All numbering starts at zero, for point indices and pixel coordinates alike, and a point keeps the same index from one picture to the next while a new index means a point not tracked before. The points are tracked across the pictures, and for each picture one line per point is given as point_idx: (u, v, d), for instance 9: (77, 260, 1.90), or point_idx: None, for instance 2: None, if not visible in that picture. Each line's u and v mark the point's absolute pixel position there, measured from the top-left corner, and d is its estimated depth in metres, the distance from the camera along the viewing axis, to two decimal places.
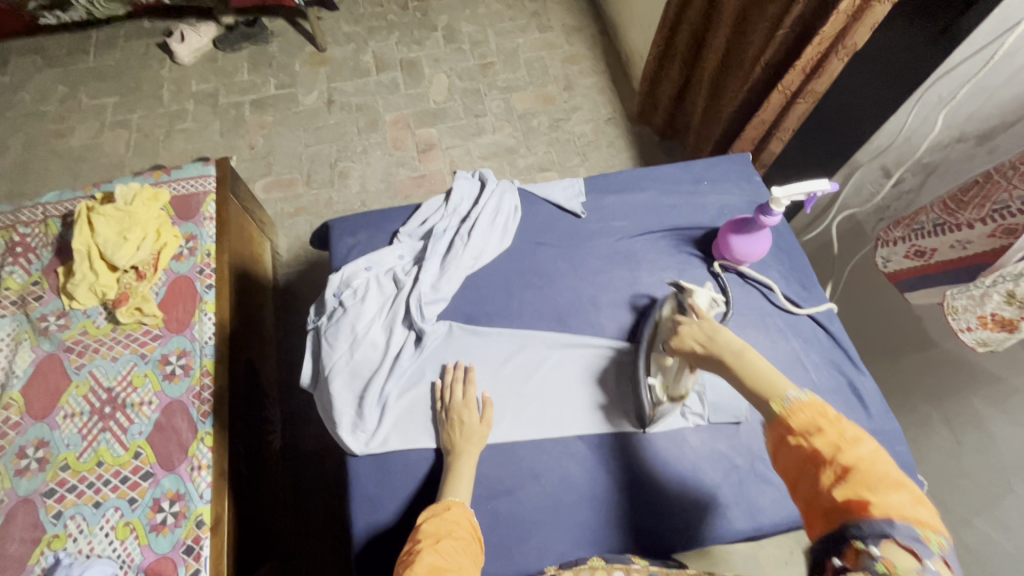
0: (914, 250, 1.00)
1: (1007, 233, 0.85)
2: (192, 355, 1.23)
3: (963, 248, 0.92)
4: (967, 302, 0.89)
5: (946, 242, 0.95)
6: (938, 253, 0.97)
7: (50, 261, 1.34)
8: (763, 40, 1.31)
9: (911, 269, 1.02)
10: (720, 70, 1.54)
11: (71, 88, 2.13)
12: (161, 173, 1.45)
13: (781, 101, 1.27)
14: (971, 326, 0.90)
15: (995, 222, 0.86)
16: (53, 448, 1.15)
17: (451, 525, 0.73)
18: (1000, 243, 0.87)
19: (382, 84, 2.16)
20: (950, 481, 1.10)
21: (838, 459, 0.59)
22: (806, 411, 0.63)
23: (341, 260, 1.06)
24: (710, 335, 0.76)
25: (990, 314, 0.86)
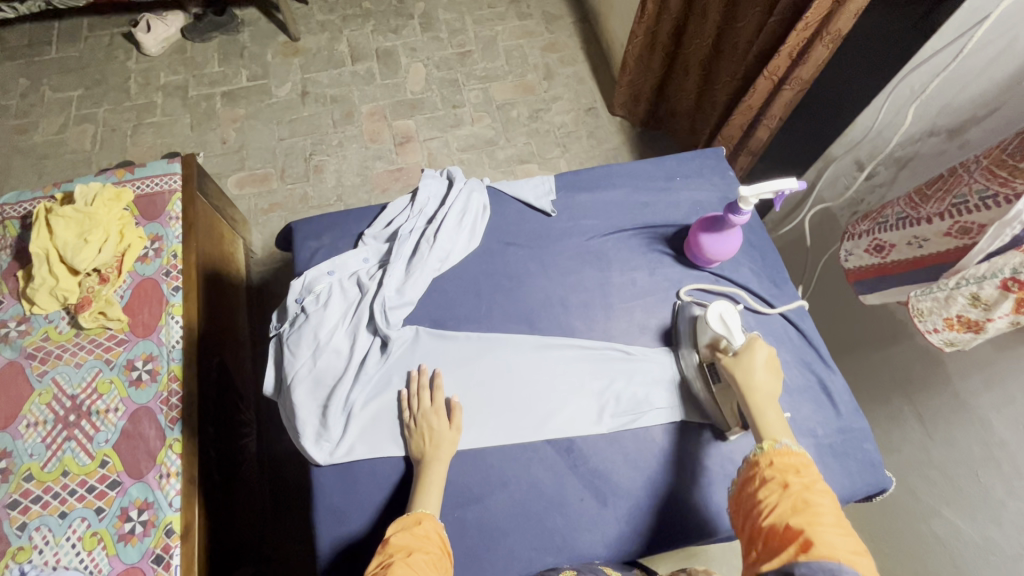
0: (874, 245, 1.00)
1: (963, 232, 0.85)
2: (158, 361, 1.20)
3: (920, 245, 0.92)
4: (932, 304, 0.89)
5: (903, 238, 0.94)
6: (895, 250, 0.97)
7: (9, 264, 1.29)
8: (755, 25, 1.32)
9: (871, 267, 1.02)
10: (712, 53, 1.53)
11: (33, 81, 2.06)
12: (124, 172, 1.40)
13: (768, 87, 1.27)
14: (938, 327, 0.90)
15: (953, 218, 0.86)
16: (16, 458, 1.12)
17: (423, 540, 0.72)
18: (958, 242, 0.86)
19: (357, 75, 2.11)
20: (918, 473, 1.11)
21: (804, 493, 0.65)
22: (792, 456, 0.70)
23: (305, 264, 1.04)
24: (772, 372, 0.80)
25: (955, 317, 0.86)
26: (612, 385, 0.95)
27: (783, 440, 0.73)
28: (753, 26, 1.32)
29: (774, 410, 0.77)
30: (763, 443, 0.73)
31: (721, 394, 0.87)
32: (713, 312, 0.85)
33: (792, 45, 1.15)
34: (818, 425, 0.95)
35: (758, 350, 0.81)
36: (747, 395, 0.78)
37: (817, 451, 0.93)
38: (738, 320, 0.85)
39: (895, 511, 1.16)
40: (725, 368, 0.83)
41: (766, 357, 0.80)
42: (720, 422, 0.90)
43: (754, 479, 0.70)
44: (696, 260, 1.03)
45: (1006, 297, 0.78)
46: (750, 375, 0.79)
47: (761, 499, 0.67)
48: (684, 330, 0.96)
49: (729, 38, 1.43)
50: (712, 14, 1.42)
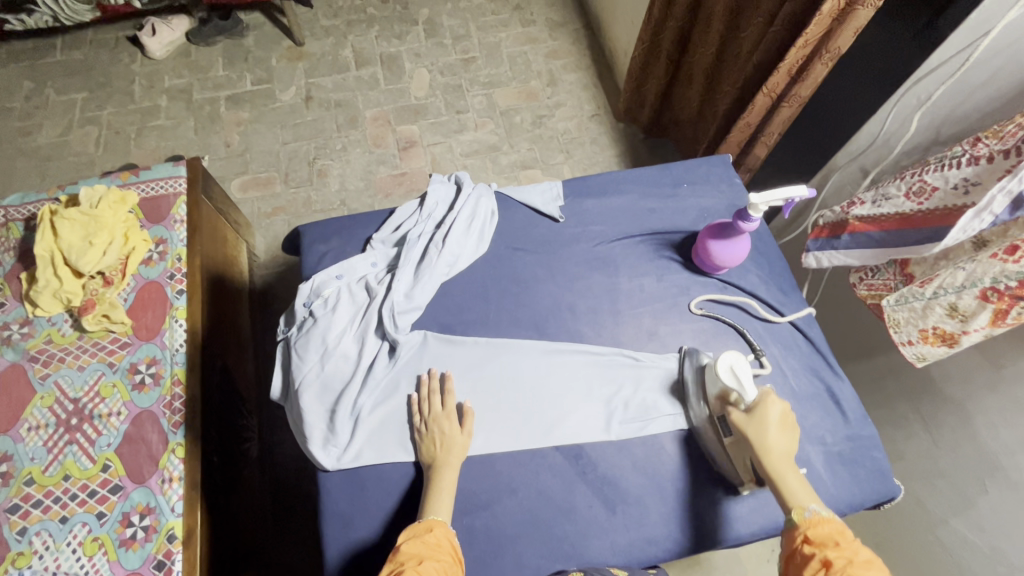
0: (847, 201, 1.04)
1: (918, 194, 0.90)
2: (162, 364, 1.19)
3: (880, 204, 0.97)
4: (909, 315, 0.92)
5: (871, 196, 0.99)
6: (859, 207, 1.00)
7: (13, 266, 1.29)
8: (757, 35, 1.32)
9: (834, 224, 1.06)
10: (715, 62, 1.53)
11: (37, 84, 2.06)
12: (129, 174, 1.40)
13: (765, 104, 1.28)
14: (913, 339, 0.94)
15: (916, 179, 0.91)
16: (17, 462, 1.11)
17: (434, 548, 0.71)
18: (911, 204, 0.91)
19: (362, 80, 2.11)
20: (925, 482, 1.11)
21: (847, 569, 0.61)
22: (824, 524, 0.67)
23: (312, 268, 1.04)
24: (789, 430, 0.78)
25: (931, 329, 0.90)
26: (621, 391, 0.94)
27: (811, 507, 0.70)
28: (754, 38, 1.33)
29: (794, 471, 0.75)
30: (791, 513, 0.70)
31: (732, 446, 0.84)
32: (722, 364, 0.85)
33: (789, 65, 1.17)
34: (828, 434, 0.95)
35: (771, 405, 0.79)
36: (765, 459, 0.75)
37: (826, 459, 0.93)
38: (749, 373, 0.84)
39: (901, 521, 1.15)
40: (738, 426, 0.80)
41: (781, 413, 0.78)
42: (731, 474, 0.87)
43: (795, 559, 0.66)
44: (705, 267, 1.03)
45: (986, 307, 0.82)
46: (766, 435, 0.77)
47: None
48: (688, 377, 0.93)
49: (732, 47, 1.44)
50: (716, 23, 1.43)
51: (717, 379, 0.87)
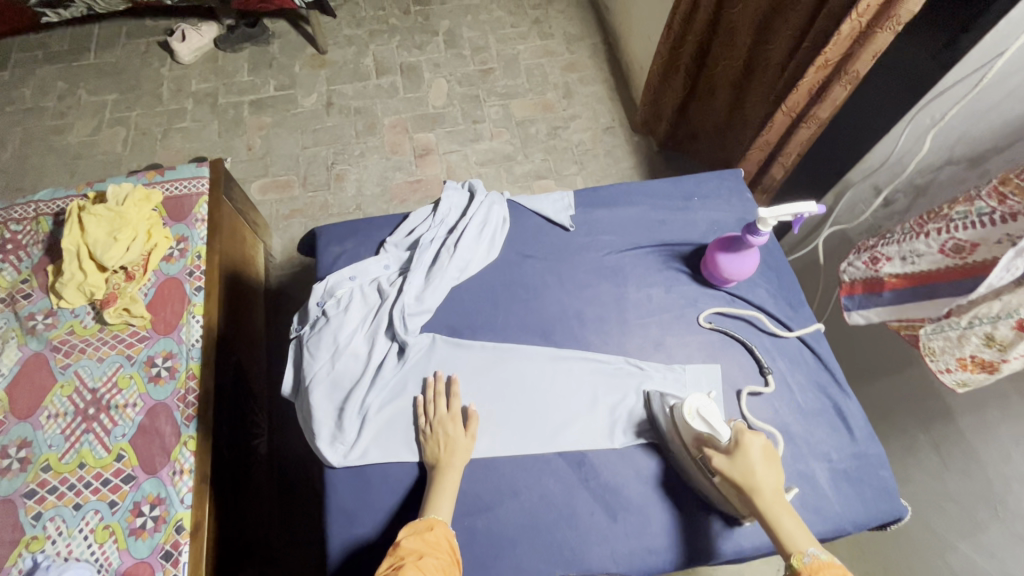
0: (872, 257, 1.00)
1: (956, 250, 0.86)
2: (178, 358, 1.22)
3: (914, 262, 0.93)
4: (945, 343, 0.90)
5: (899, 253, 0.95)
6: (890, 263, 0.97)
7: (40, 259, 1.34)
8: (788, 49, 1.33)
9: (865, 281, 1.02)
10: (742, 73, 1.54)
11: (71, 85, 2.13)
12: (154, 174, 1.45)
13: (785, 123, 1.28)
14: (951, 367, 0.90)
15: (947, 237, 0.86)
16: (35, 448, 1.14)
17: (433, 546, 0.73)
18: (952, 261, 0.87)
19: (382, 88, 2.16)
20: (934, 505, 1.09)
21: None
22: (826, 568, 0.65)
23: (327, 268, 1.07)
24: (772, 463, 0.76)
25: (969, 356, 0.87)
26: (625, 400, 0.95)
27: (810, 550, 0.68)
28: (784, 51, 1.34)
29: (789, 510, 0.73)
30: (791, 560, 0.68)
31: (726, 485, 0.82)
32: (690, 411, 0.84)
33: (808, 84, 1.17)
34: (833, 452, 0.94)
35: (749, 445, 0.77)
36: (758, 503, 0.73)
37: (831, 476, 0.92)
38: (718, 415, 0.83)
39: (909, 544, 1.13)
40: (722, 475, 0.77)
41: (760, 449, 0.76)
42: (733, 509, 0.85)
43: None
44: (714, 280, 1.04)
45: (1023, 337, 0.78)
46: (753, 475, 0.74)
47: None
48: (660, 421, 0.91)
49: (761, 60, 1.44)
50: (742, 37, 1.46)
51: (685, 425, 0.85)
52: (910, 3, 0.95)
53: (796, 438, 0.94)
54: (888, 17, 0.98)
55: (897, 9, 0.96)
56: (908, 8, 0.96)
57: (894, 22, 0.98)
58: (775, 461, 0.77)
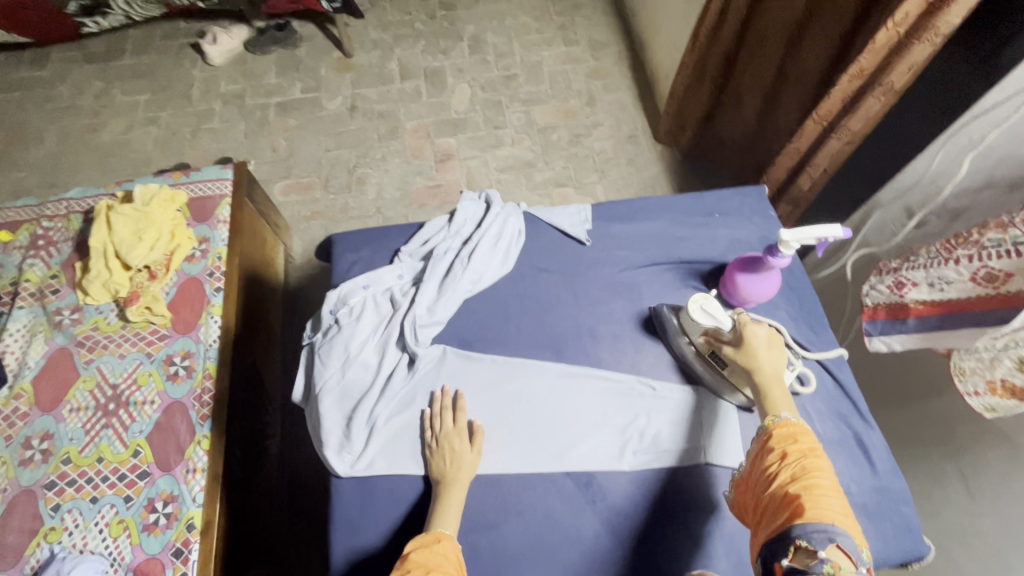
0: (896, 282, 0.97)
1: (988, 278, 0.83)
2: (195, 358, 1.25)
3: (941, 288, 0.90)
4: (976, 364, 0.86)
5: (926, 278, 0.92)
6: (915, 289, 0.94)
7: (70, 255, 1.38)
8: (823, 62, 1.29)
9: (887, 307, 0.99)
10: (773, 85, 1.50)
11: (106, 84, 2.20)
12: (180, 175, 1.48)
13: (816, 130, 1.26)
14: (979, 390, 0.86)
15: (979, 263, 0.83)
16: (57, 441, 1.17)
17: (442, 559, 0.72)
18: (983, 290, 0.84)
19: (405, 93, 2.17)
20: (960, 542, 1.04)
21: (803, 462, 0.68)
22: (793, 426, 0.72)
23: (341, 276, 1.07)
24: (771, 345, 0.82)
25: (999, 380, 0.83)
26: (636, 421, 0.93)
27: (784, 414, 0.75)
28: (819, 64, 1.30)
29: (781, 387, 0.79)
30: (766, 419, 0.75)
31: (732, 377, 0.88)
32: (695, 306, 0.89)
33: (841, 94, 1.15)
34: (852, 485, 0.90)
35: (754, 331, 0.83)
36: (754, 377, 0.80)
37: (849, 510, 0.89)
38: (719, 305, 0.88)
39: None
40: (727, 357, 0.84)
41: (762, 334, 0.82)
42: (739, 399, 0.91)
43: (759, 455, 0.73)
44: (732, 300, 1.01)
45: None
46: (755, 358, 0.81)
47: (762, 474, 0.70)
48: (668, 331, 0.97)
49: (792, 71, 1.41)
50: (773, 48, 1.43)
51: (694, 322, 0.92)
52: (951, 15, 0.93)
53: None
54: (926, 28, 0.96)
55: (936, 20, 0.94)
56: (948, 20, 0.94)
57: (933, 33, 0.96)
58: (775, 343, 0.83)
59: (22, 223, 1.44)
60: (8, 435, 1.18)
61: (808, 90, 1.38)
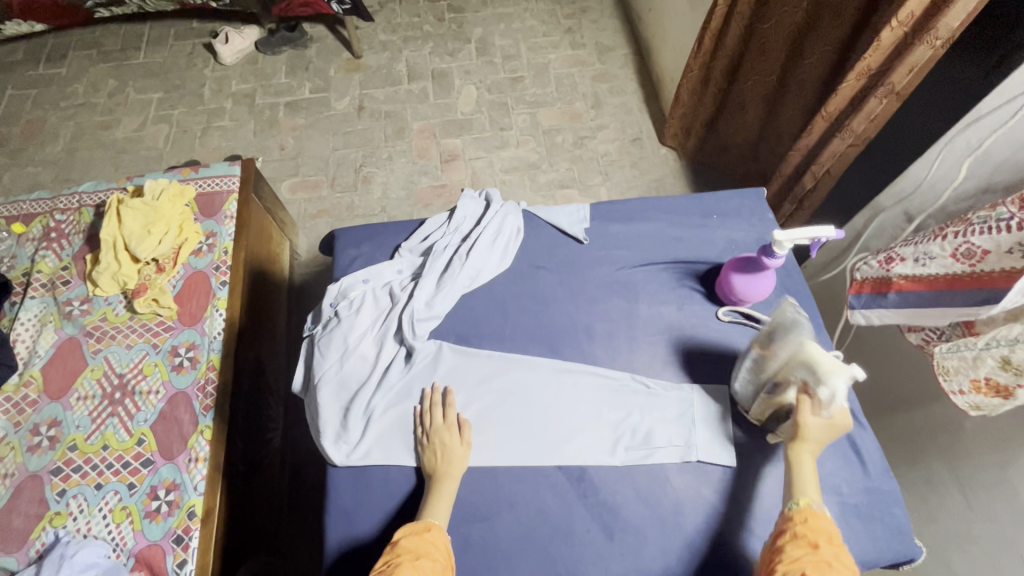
0: (886, 256, 0.98)
1: (968, 256, 0.84)
2: (200, 350, 1.27)
3: (923, 263, 0.91)
4: (959, 363, 0.87)
5: (911, 253, 0.93)
6: (901, 264, 0.94)
7: (81, 248, 1.41)
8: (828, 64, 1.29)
9: (875, 281, 1.00)
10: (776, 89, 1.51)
11: (120, 82, 2.25)
12: (189, 171, 1.51)
13: (823, 127, 1.26)
14: (964, 389, 0.87)
15: (963, 241, 0.84)
16: (64, 428, 1.20)
17: (431, 548, 0.74)
18: (961, 266, 0.85)
19: (412, 93, 2.20)
20: (956, 549, 1.03)
21: (831, 558, 0.68)
22: (824, 520, 0.72)
23: (342, 269, 1.09)
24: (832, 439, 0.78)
25: (983, 378, 0.83)
26: (629, 417, 0.94)
27: (817, 503, 0.75)
28: (822, 68, 1.31)
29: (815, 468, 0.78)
30: (798, 500, 0.75)
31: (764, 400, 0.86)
32: (831, 378, 0.73)
33: (850, 90, 1.16)
34: (844, 486, 0.90)
35: (835, 425, 0.76)
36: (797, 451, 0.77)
37: (840, 510, 0.89)
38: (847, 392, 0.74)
39: None
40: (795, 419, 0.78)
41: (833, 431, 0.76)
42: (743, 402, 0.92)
43: (783, 535, 0.73)
44: (727, 300, 1.02)
45: None
46: (810, 441, 0.77)
47: (782, 554, 0.70)
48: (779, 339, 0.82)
49: (795, 75, 1.42)
50: (775, 51, 1.44)
51: (803, 372, 0.77)
52: (950, 17, 0.94)
53: None
54: (928, 29, 0.97)
55: (936, 22, 0.95)
56: (946, 23, 0.95)
57: (933, 35, 0.97)
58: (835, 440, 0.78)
59: (36, 216, 1.47)
60: (17, 421, 1.21)
61: (811, 94, 1.38)
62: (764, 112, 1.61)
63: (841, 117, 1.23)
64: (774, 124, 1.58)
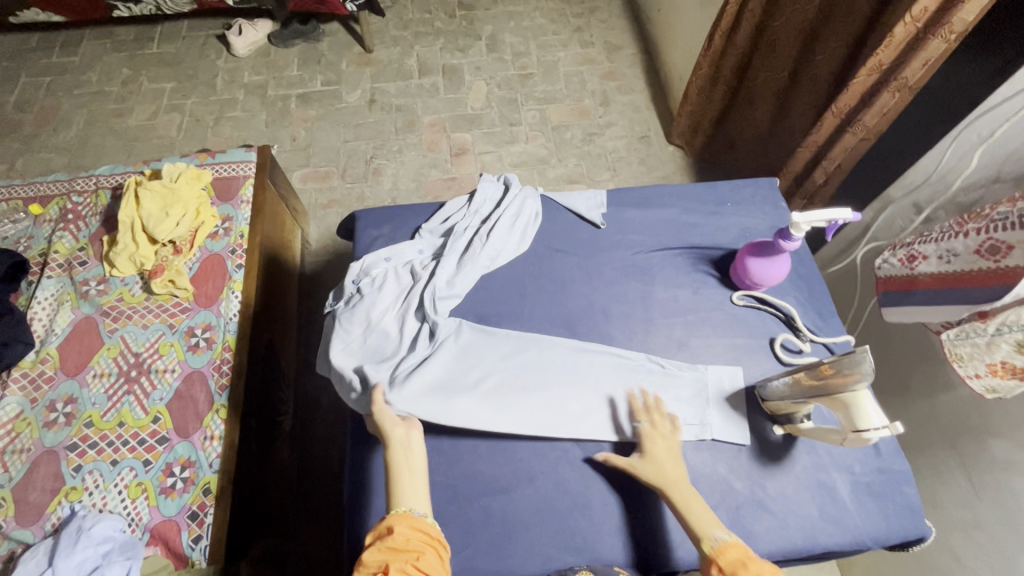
0: (908, 255, 0.97)
1: (992, 251, 0.82)
2: (215, 330, 1.28)
3: (948, 261, 0.89)
4: (972, 350, 0.89)
5: (934, 252, 0.92)
6: (925, 262, 0.94)
7: (97, 229, 1.42)
8: (838, 58, 1.32)
9: (900, 280, 0.99)
10: (789, 84, 1.54)
11: (133, 72, 2.26)
12: (206, 156, 1.53)
13: (833, 124, 1.29)
14: (980, 373, 0.89)
15: (986, 236, 0.83)
16: (80, 405, 1.21)
17: (397, 550, 0.69)
18: (987, 262, 0.83)
19: (423, 88, 2.22)
20: (963, 534, 1.05)
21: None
22: (731, 548, 0.71)
23: (363, 249, 1.11)
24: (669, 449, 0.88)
25: (999, 363, 0.85)
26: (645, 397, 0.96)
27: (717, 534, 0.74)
28: (834, 62, 1.34)
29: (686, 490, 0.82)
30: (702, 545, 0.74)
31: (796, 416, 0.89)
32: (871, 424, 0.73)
33: (860, 86, 1.18)
34: (857, 465, 0.92)
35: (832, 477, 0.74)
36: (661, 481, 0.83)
37: (853, 489, 0.90)
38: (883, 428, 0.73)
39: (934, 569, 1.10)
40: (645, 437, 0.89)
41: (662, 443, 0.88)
42: (767, 398, 0.92)
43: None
44: (742, 284, 1.04)
45: None
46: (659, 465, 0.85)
47: None
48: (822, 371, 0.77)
49: (806, 70, 1.44)
50: (787, 47, 1.46)
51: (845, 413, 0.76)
52: (965, 12, 0.96)
53: (818, 448, 0.93)
54: (942, 23, 0.99)
55: (951, 16, 0.97)
56: (961, 17, 0.96)
57: (948, 29, 0.99)
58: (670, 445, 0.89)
59: (52, 198, 1.49)
60: (33, 397, 1.22)
61: (823, 90, 1.41)
62: (775, 108, 1.63)
63: (851, 112, 1.25)
64: (785, 119, 1.61)
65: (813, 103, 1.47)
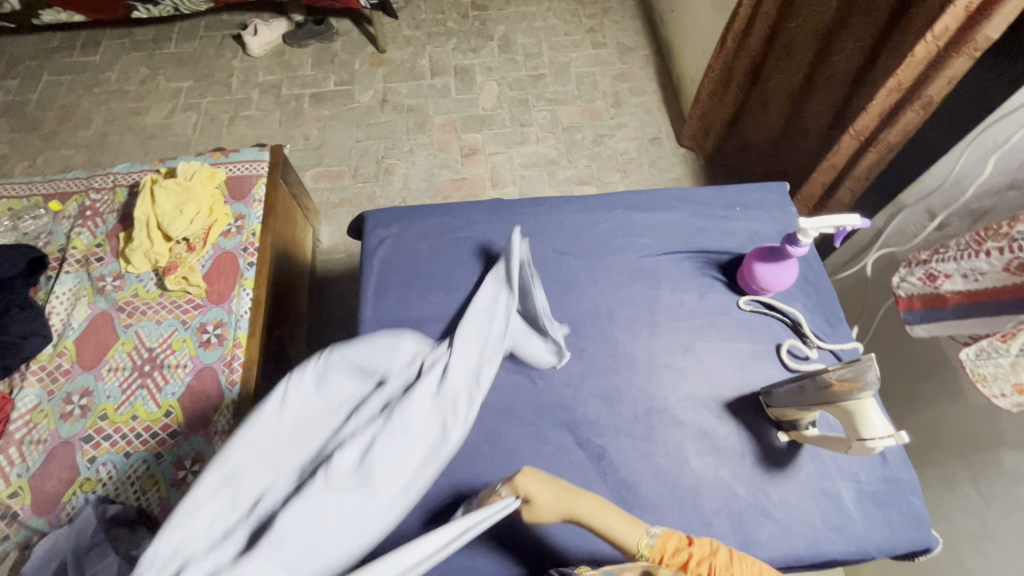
0: (928, 274, 0.96)
1: (1022, 268, 0.81)
2: (227, 327, 1.30)
3: (976, 279, 0.89)
4: (996, 370, 0.87)
5: (959, 270, 0.91)
6: (949, 281, 0.93)
7: (114, 226, 1.45)
8: (855, 63, 1.30)
9: (926, 296, 0.98)
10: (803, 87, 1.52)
11: (151, 71, 2.30)
12: (219, 155, 1.55)
13: (852, 145, 1.27)
14: (1008, 392, 0.87)
15: (1012, 254, 0.82)
16: (95, 398, 1.23)
17: None
18: (1015, 278, 0.82)
19: (435, 88, 2.23)
20: (969, 545, 1.04)
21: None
22: (669, 536, 0.72)
23: (372, 252, 1.12)
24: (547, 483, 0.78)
25: None
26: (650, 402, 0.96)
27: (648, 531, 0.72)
28: (850, 65, 1.32)
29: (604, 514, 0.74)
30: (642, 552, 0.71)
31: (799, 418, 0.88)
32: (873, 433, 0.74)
33: (879, 107, 1.16)
34: (862, 473, 0.91)
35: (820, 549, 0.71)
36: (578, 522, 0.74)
37: (857, 497, 0.90)
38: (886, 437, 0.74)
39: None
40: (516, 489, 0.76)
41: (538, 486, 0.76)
42: (771, 405, 0.92)
43: None
44: (749, 289, 1.04)
45: None
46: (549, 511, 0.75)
47: None
48: (825, 382, 0.76)
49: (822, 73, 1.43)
50: (802, 50, 1.45)
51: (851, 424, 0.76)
52: (990, 29, 0.95)
53: (823, 455, 0.92)
54: (965, 41, 0.98)
55: (976, 32, 0.96)
56: (987, 34, 0.95)
57: (972, 47, 0.98)
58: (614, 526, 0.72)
59: (71, 194, 1.52)
60: (50, 389, 1.25)
61: (838, 93, 1.39)
62: (788, 112, 1.62)
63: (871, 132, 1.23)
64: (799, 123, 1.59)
65: (827, 107, 1.45)
